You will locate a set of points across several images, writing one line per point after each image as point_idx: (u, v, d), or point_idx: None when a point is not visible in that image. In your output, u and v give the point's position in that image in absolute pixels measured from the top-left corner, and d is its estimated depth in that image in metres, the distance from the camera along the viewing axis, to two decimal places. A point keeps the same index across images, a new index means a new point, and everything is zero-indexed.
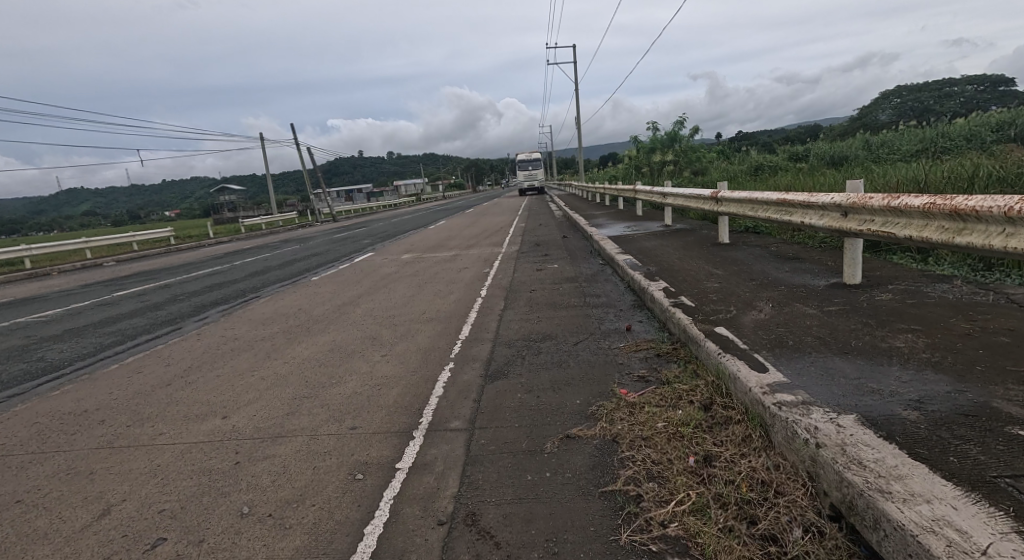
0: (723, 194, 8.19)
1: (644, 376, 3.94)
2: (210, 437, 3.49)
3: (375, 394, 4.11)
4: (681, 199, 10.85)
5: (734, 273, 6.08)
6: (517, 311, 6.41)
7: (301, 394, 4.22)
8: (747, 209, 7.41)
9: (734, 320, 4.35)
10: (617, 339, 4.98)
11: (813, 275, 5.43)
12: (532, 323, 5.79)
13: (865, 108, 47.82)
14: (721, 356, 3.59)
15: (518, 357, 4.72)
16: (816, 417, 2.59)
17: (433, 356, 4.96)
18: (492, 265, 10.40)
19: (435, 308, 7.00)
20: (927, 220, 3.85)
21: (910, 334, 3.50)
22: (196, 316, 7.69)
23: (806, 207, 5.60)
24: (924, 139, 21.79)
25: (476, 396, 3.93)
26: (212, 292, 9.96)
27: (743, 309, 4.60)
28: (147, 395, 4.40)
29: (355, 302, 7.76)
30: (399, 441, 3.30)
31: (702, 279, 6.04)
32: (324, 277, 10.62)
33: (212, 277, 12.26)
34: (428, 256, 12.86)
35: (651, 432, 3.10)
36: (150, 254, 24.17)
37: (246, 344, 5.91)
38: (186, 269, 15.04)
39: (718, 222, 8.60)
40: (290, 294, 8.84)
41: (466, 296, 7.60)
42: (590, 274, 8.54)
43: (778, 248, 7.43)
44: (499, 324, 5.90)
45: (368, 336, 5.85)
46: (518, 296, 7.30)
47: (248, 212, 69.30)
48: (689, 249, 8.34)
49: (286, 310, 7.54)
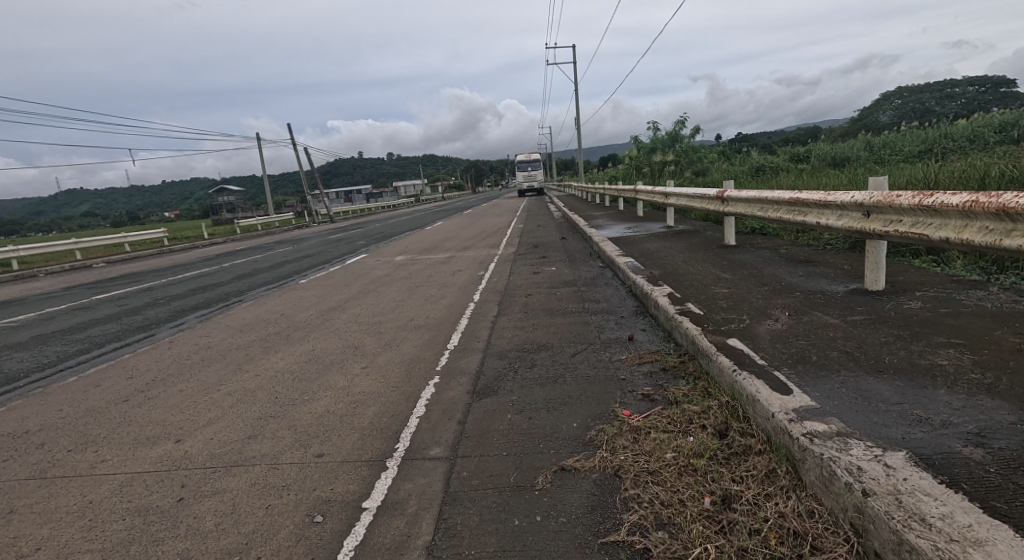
0: (728, 193, 7.78)
1: (648, 395, 3.52)
2: (156, 466, 3.07)
3: (349, 414, 3.69)
4: (684, 199, 10.44)
5: (744, 278, 5.66)
6: (511, 318, 5.99)
7: (267, 413, 3.79)
8: (755, 209, 7.00)
9: (749, 330, 3.93)
10: (618, 351, 4.56)
11: (831, 281, 5.01)
12: (527, 332, 5.37)
13: (867, 109, 47.48)
14: (737, 375, 3.17)
15: (510, 370, 4.31)
16: (857, 453, 2.17)
17: (417, 369, 4.54)
18: (487, 267, 9.99)
19: (424, 314, 6.58)
20: (968, 220, 3.43)
21: (951, 349, 3.09)
22: (172, 322, 7.28)
23: (821, 207, 5.18)
24: (929, 140, 21.43)
25: (461, 417, 3.51)
26: (195, 295, 9.54)
27: (757, 318, 4.19)
28: (99, 412, 3.98)
29: (341, 307, 7.34)
30: (369, 473, 2.88)
31: (710, 284, 5.62)
32: (312, 280, 10.21)
33: (199, 279, 11.84)
34: (422, 257, 12.44)
35: (659, 465, 2.68)
36: (143, 254, 23.82)
37: (219, 353, 5.49)
38: (174, 271, 14.64)
39: (723, 223, 8.19)
40: (275, 298, 8.43)
41: (458, 301, 7.18)
42: (589, 277, 8.12)
43: (788, 250, 7.01)
44: (491, 332, 5.49)
45: (350, 346, 5.43)
46: (513, 301, 6.88)
47: (246, 212, 68.80)
48: (693, 251, 7.93)
49: (268, 315, 7.12)
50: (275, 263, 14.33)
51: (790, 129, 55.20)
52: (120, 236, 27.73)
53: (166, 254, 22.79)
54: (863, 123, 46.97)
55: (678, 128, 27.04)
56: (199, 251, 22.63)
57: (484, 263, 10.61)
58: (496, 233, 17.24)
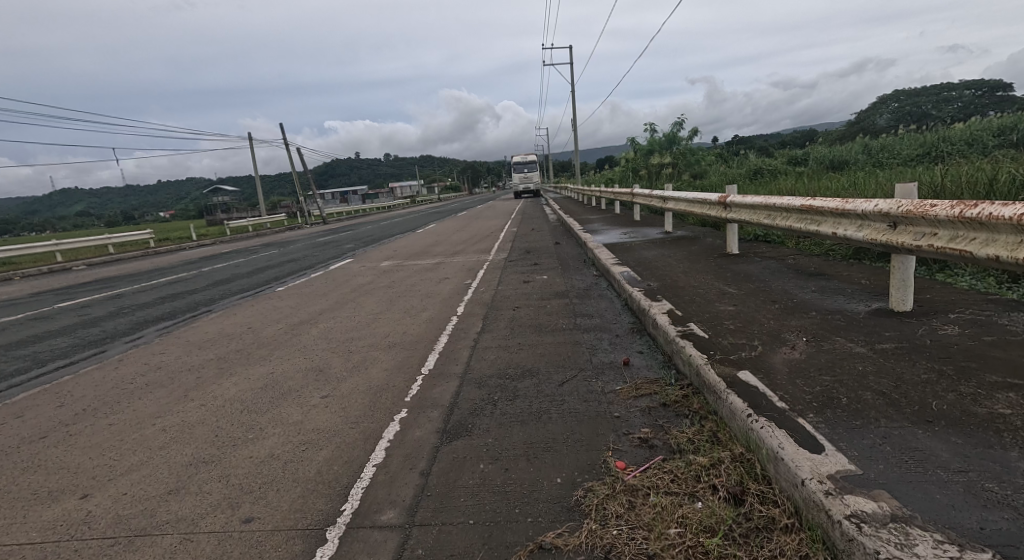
0: (731, 198, 7.26)
1: (646, 441, 2.99)
2: (46, 534, 2.52)
3: (294, 461, 3.13)
4: (683, 203, 9.94)
5: (751, 294, 5.13)
6: (495, 336, 5.45)
7: (198, 458, 3.23)
8: (760, 216, 6.48)
9: (764, 360, 3.40)
10: (612, 379, 4.03)
11: (851, 299, 4.48)
12: (511, 354, 4.81)
13: (864, 112, 47.17)
14: (754, 422, 2.63)
15: (488, 403, 3.77)
16: (923, 551, 1.64)
17: (383, 401, 3.99)
18: (475, 276, 9.45)
19: (401, 330, 6.03)
20: (1022, 236, 2.90)
21: (1011, 394, 2.55)
22: (129, 336, 6.73)
23: (838, 215, 4.65)
24: (928, 143, 21.06)
25: (424, 467, 2.96)
26: (162, 304, 8.99)
27: (771, 344, 3.66)
28: (8, 454, 3.43)
29: (313, 321, 6.77)
30: (301, 549, 2.32)
31: (713, 300, 5.09)
32: (289, 287, 9.64)
33: (174, 286, 11.28)
34: (409, 263, 11.88)
35: (661, 544, 2.14)
36: (127, 256, 23.24)
37: (167, 376, 4.94)
38: (151, 275, 14.07)
39: (727, 229, 7.67)
40: (246, 309, 7.88)
41: (440, 315, 6.63)
42: (582, 288, 7.59)
43: (796, 261, 6.49)
44: (471, 354, 4.94)
45: (314, 368, 4.88)
46: (499, 315, 6.33)
47: (239, 213, 68.36)
48: (694, 260, 7.41)
49: (232, 330, 6.57)
50: (257, 267, 13.76)
51: (787, 133, 55.05)
52: (104, 237, 27.09)
53: (149, 256, 22.13)
54: (860, 126, 46.68)
55: (676, 130, 26.57)
56: (184, 254, 22.04)
57: (472, 271, 10.07)
58: (488, 237, 16.74)
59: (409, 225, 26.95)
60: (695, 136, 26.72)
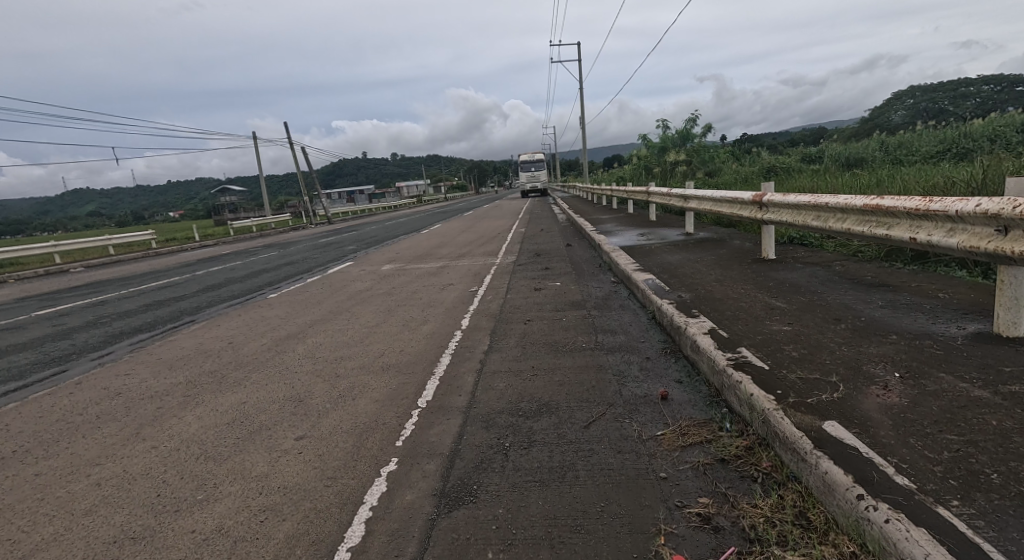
0: (768, 197, 6.47)
1: (706, 522, 2.25)
2: None
3: (246, 540, 2.41)
4: (707, 202, 9.17)
5: (806, 310, 4.36)
6: (505, 357, 4.72)
7: (126, 532, 2.51)
8: (806, 217, 5.70)
9: (853, 405, 2.63)
10: (648, 420, 3.29)
11: (937, 320, 3.70)
12: (524, 382, 4.08)
13: (878, 108, 45.94)
14: (871, 511, 1.88)
15: (498, 454, 3.04)
16: None
17: (367, 448, 3.25)
18: (483, 281, 8.73)
19: (397, 348, 5.30)
20: None
21: None
22: (97, 351, 6.05)
23: (918, 217, 3.87)
24: (950, 138, 20.10)
25: (416, 554, 2.24)
26: (144, 313, 8.31)
27: (854, 380, 2.89)
28: None
29: (301, 336, 6.05)
30: None
31: (763, 317, 4.33)
32: (281, 294, 8.96)
33: (163, 291, 10.62)
34: (411, 267, 11.14)
35: None
36: (126, 258, 22.67)
37: (122, 405, 4.23)
38: (144, 279, 13.43)
39: (761, 231, 6.89)
40: (231, 320, 7.18)
41: (442, 329, 5.90)
42: (600, 297, 6.86)
43: (847, 269, 5.71)
44: (476, 382, 4.20)
45: (293, 397, 4.16)
46: (508, 331, 5.58)
47: (245, 213, 68.06)
48: (725, 266, 6.65)
49: (211, 346, 5.87)
50: (253, 271, 13.11)
51: (798, 131, 53.95)
52: (104, 238, 26.42)
53: (147, 258, 21.48)
54: (874, 122, 45.49)
55: (687, 127, 25.67)
56: (182, 255, 21.39)
57: (478, 276, 9.35)
58: (496, 238, 16.05)
59: (413, 224, 26.23)
60: (707, 133, 25.91)
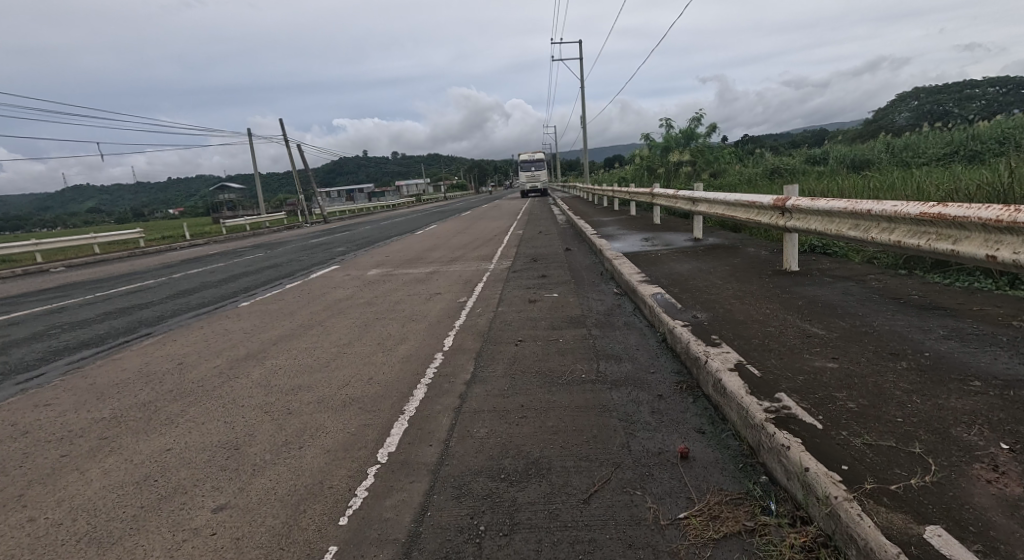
0: (792, 202, 5.71)
1: None
2: None
3: None
4: (718, 206, 8.43)
5: (852, 339, 3.62)
6: (489, 391, 3.98)
7: None
8: (839, 225, 4.93)
9: (960, 499, 1.88)
10: (665, 491, 2.54)
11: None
12: (509, 429, 3.34)
13: (882, 109, 45.13)
14: None
15: (469, 544, 2.29)
16: None
17: (301, 527, 2.51)
18: (473, 291, 8.00)
19: (365, 376, 4.54)
20: None
21: None
22: (25, 374, 5.29)
23: (999, 230, 3.13)
24: (961, 140, 19.31)
25: None
26: (99, 324, 7.55)
27: (947, 453, 2.14)
28: None
29: (260, 357, 5.30)
30: None
31: (800, 348, 3.58)
32: (252, 303, 8.20)
33: (130, 297, 9.86)
34: (398, 273, 10.38)
35: None
36: (109, 258, 21.88)
37: (21, 451, 3.48)
38: (118, 283, 12.66)
39: (783, 240, 6.14)
40: (188, 336, 6.42)
41: (421, 350, 5.16)
42: (601, 312, 6.11)
43: (886, 286, 4.97)
44: (452, 426, 3.46)
45: (227, 444, 3.41)
46: (495, 354, 4.83)
47: (240, 213, 66.94)
48: (743, 279, 5.91)
49: (155, 370, 5.11)
50: (232, 275, 12.32)
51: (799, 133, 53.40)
52: (88, 237, 25.47)
53: (129, 259, 20.62)
54: (878, 124, 44.78)
55: (692, 126, 24.89)
56: (165, 256, 20.51)
57: (469, 284, 8.61)
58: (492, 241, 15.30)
59: (408, 225, 25.47)
60: (711, 132, 25.24)
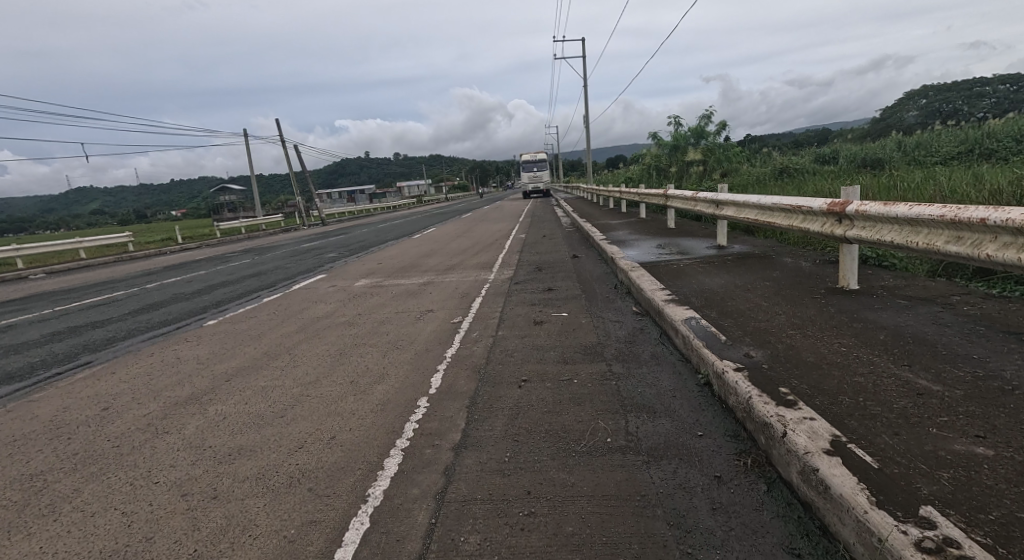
0: (856, 206, 4.65)
1: None
2: None
3: None
4: (749, 209, 7.40)
5: (988, 400, 2.62)
6: (484, 465, 2.96)
7: None
8: (930, 236, 3.87)
9: None
10: None
11: None
12: (511, 539, 2.33)
13: (890, 107, 43.94)
14: None
15: None
16: None
17: None
18: (471, 308, 6.99)
19: (326, 434, 3.52)
20: None
21: None
22: None
23: None
24: (978, 135, 18.25)
25: None
26: (38, 348, 6.51)
27: None
28: None
29: (204, 401, 4.29)
30: None
31: (918, 415, 2.57)
32: (218, 322, 7.16)
33: (90, 312, 8.84)
34: (388, 285, 9.33)
35: None
36: (93, 263, 20.91)
37: None
38: (87, 293, 11.64)
39: (840, 251, 5.12)
40: (130, 367, 5.40)
41: (402, 393, 4.15)
42: (621, 338, 5.09)
43: (985, 312, 3.97)
44: (432, 529, 2.45)
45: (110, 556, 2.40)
46: (494, 402, 3.82)
47: (239, 214, 66.10)
48: (794, 300, 4.89)
49: (70, 420, 4.08)
50: (210, 284, 11.30)
51: (803, 132, 52.37)
52: (75, 242, 24.47)
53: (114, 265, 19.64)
54: (885, 122, 43.69)
55: (700, 124, 23.98)
56: (149, 262, 19.41)
57: (465, 299, 7.60)
58: (493, 246, 14.29)
59: (405, 227, 24.53)
60: (718, 131, 24.26)
